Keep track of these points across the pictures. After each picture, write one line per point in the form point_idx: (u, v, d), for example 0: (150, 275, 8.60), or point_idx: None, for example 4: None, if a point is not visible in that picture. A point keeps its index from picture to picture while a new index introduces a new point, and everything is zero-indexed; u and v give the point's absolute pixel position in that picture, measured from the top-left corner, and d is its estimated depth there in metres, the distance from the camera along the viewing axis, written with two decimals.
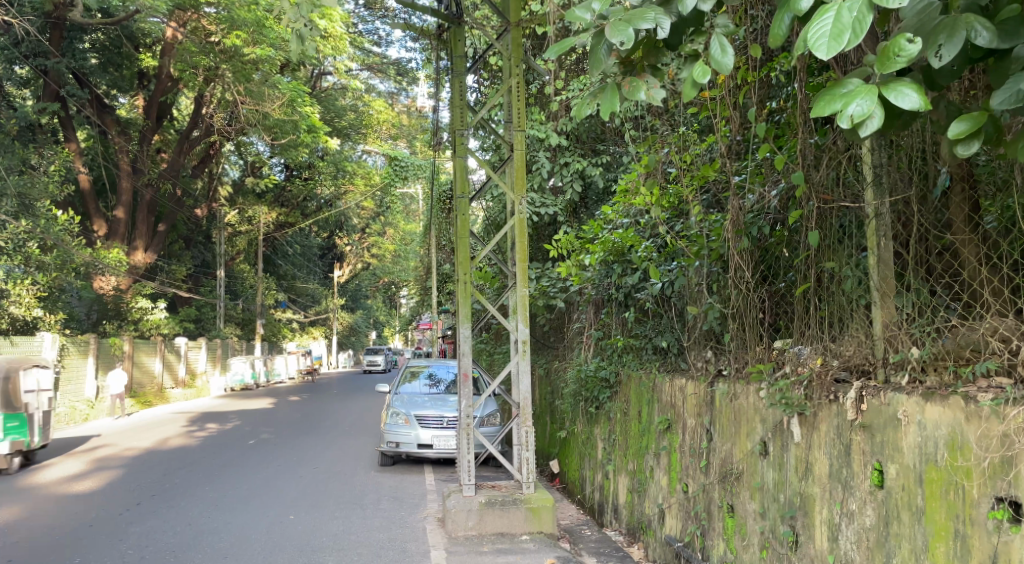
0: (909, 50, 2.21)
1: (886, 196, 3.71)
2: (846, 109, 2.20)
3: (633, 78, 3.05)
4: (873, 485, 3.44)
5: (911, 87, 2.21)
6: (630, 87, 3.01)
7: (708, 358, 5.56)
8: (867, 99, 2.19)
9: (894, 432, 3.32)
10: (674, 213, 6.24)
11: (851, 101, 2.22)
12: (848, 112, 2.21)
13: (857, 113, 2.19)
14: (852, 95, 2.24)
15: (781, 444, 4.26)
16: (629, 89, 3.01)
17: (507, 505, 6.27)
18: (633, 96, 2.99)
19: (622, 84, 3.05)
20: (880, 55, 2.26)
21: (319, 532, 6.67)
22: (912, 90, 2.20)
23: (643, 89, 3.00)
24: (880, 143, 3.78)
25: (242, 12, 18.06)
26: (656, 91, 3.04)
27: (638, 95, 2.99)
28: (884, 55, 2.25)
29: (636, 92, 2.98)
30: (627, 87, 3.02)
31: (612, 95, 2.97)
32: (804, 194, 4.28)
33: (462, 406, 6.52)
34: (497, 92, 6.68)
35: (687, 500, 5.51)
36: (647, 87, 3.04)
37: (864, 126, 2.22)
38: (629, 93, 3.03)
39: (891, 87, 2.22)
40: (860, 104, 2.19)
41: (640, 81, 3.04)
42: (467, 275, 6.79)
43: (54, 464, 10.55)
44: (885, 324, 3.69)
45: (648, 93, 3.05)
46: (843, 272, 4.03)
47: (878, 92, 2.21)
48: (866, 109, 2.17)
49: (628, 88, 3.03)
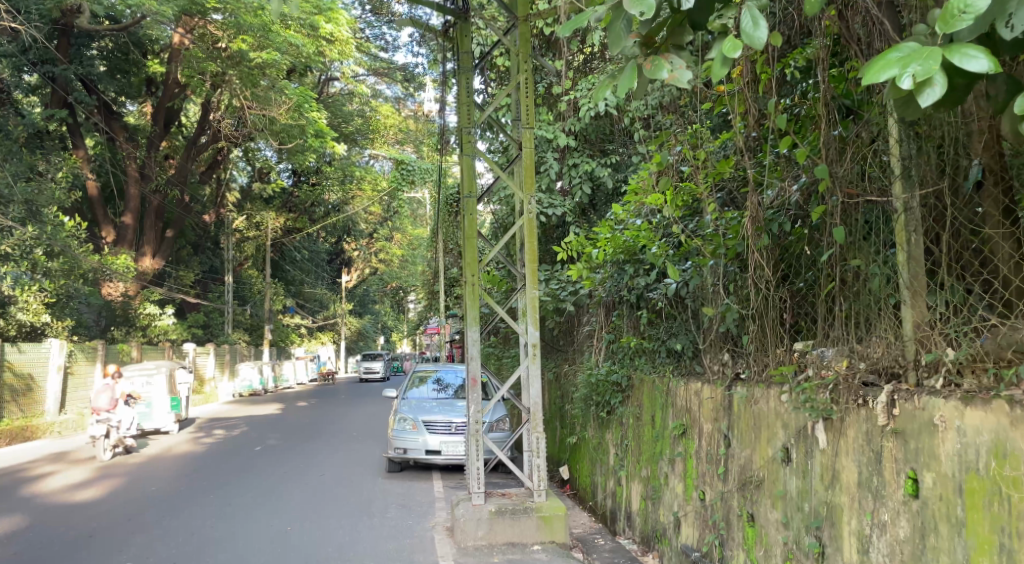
0: (976, 6, 2.05)
1: (915, 188, 3.53)
2: (906, 71, 2.05)
3: (656, 58, 2.88)
4: (907, 494, 3.25)
5: (981, 49, 2.05)
6: (652, 67, 2.83)
7: (725, 362, 5.36)
8: (928, 62, 2.05)
9: (930, 439, 3.14)
10: (687, 211, 6.08)
11: (910, 63, 2.07)
12: (908, 74, 2.05)
13: (917, 73, 2.04)
14: (912, 58, 2.09)
15: (805, 452, 4.07)
16: (651, 68, 2.84)
17: (518, 514, 6.08)
18: (655, 75, 2.82)
19: (644, 63, 2.89)
20: (941, 13, 2.11)
21: (324, 541, 6.49)
22: (981, 53, 2.04)
23: (665, 67, 2.82)
24: (907, 133, 3.60)
25: (248, 17, 17.80)
26: (681, 70, 2.86)
27: (660, 74, 2.82)
28: (945, 15, 2.10)
29: (657, 71, 2.81)
30: (649, 66, 2.85)
31: (631, 76, 2.81)
32: (826, 190, 4.11)
33: (470, 411, 6.32)
34: (506, 88, 6.50)
35: (704, 507, 5.31)
36: (672, 67, 2.86)
37: (924, 92, 2.08)
38: (651, 73, 2.85)
39: (957, 49, 2.07)
40: (922, 65, 2.04)
41: (663, 60, 2.86)
42: (474, 276, 6.63)
43: (129, 454, 12.36)
44: (916, 325, 3.50)
45: (671, 74, 2.87)
46: (871, 271, 3.82)
47: (941, 54, 2.07)
48: (927, 70, 2.03)
49: (649, 68, 2.87)
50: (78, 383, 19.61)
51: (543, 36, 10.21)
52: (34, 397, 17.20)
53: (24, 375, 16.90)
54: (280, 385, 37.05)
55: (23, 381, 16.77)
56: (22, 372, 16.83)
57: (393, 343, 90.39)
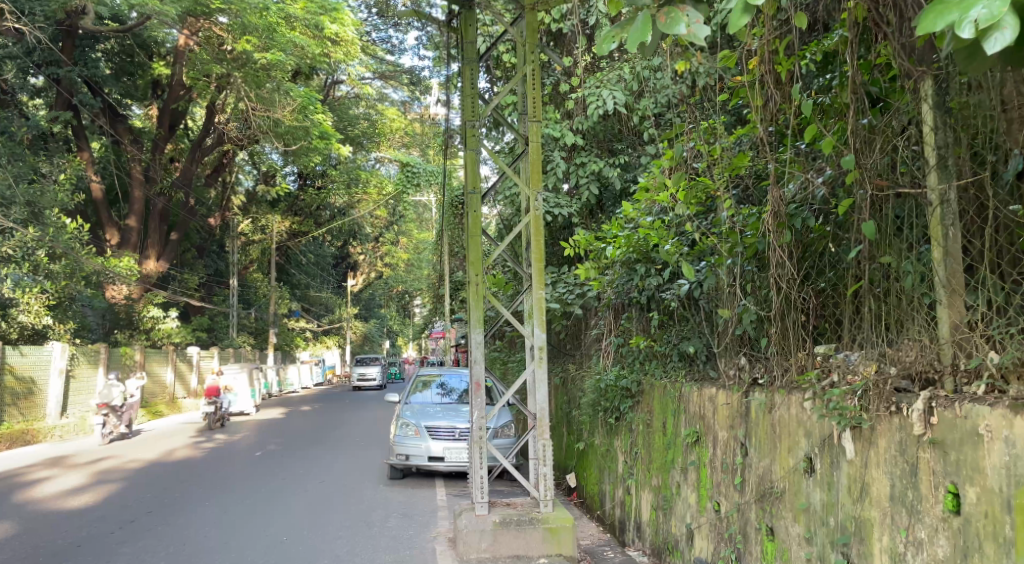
0: None
1: (952, 179, 3.30)
2: (968, 16, 1.96)
3: (672, 9, 2.85)
4: (946, 511, 3.01)
5: None
6: (667, 20, 2.82)
7: (741, 366, 5.07)
8: (997, 3, 1.93)
9: (973, 450, 2.89)
10: (702, 208, 5.83)
11: (975, 7, 1.97)
12: (972, 18, 1.96)
13: (982, 17, 1.94)
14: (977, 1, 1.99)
15: (829, 462, 3.81)
16: (666, 21, 2.82)
17: (523, 524, 5.83)
18: (670, 28, 2.80)
19: (658, 15, 2.86)
20: None
21: (321, 552, 6.24)
22: None
23: (682, 21, 2.80)
24: (944, 120, 3.37)
25: (253, 18, 17.55)
26: (699, 25, 2.82)
27: (676, 28, 2.80)
28: None
29: (673, 24, 2.79)
30: (664, 19, 2.83)
31: (642, 27, 2.82)
32: (854, 183, 3.84)
33: (474, 417, 6.07)
34: (513, 79, 6.24)
35: (719, 520, 5.05)
36: (688, 20, 2.82)
37: (989, 38, 1.96)
38: (666, 27, 2.83)
39: None
40: (987, 8, 1.94)
41: (680, 12, 2.83)
42: (478, 276, 6.32)
43: (129, 457, 12.47)
44: (953, 326, 3.26)
45: (690, 29, 2.84)
46: (903, 269, 3.55)
47: None
48: (994, 12, 1.92)
49: (665, 22, 2.85)
50: (81, 386, 19.46)
51: (550, 32, 10.01)
52: (36, 401, 17.06)
53: (25, 378, 16.73)
54: (284, 389, 36.89)
55: (23, 385, 16.54)
56: (23, 375, 16.61)
57: (399, 346, 90.29)
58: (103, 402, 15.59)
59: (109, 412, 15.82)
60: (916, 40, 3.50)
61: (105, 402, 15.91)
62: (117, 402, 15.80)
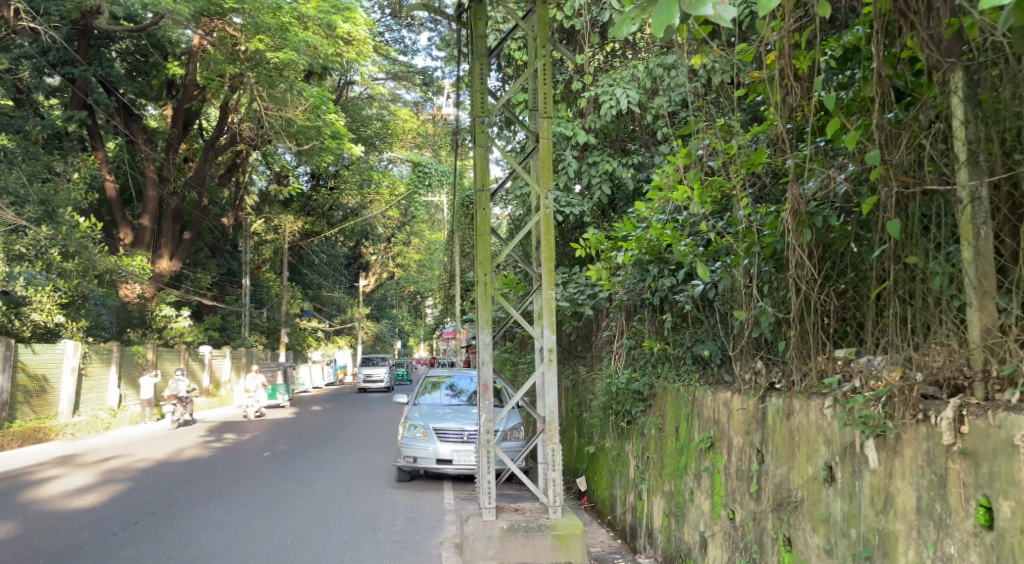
0: None
1: (985, 175, 3.15)
2: None
3: None
4: (978, 525, 2.86)
5: None
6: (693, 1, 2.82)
7: (758, 370, 4.90)
8: None
9: (1008, 461, 2.75)
10: (717, 207, 5.66)
11: None
12: None
13: None
14: None
15: (851, 471, 3.65)
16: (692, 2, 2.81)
17: (532, 531, 5.70)
18: (697, 9, 2.80)
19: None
20: None
21: (323, 557, 6.12)
22: None
23: (708, 2, 2.82)
24: (975, 114, 3.22)
25: (265, 17, 17.58)
26: (724, 7, 2.87)
27: (705, 10, 2.81)
28: None
29: (700, 5, 2.79)
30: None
31: (669, 8, 2.82)
32: (878, 180, 3.68)
33: (481, 419, 5.94)
34: (524, 73, 6.09)
35: (734, 529, 4.89)
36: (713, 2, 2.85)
37: None
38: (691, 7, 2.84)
39: None
40: None
41: None
42: (486, 275, 6.18)
43: (138, 456, 12.45)
44: (984, 330, 3.11)
45: (713, 9, 2.88)
46: (930, 270, 3.40)
47: None
48: None
49: (690, 3, 2.86)
50: (93, 384, 19.48)
51: (563, 28, 9.86)
52: (48, 399, 17.09)
53: (38, 376, 16.73)
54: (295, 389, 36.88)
55: (36, 382, 16.55)
56: (36, 373, 16.59)
57: (410, 348, 90.34)
58: (173, 395, 19.01)
59: (176, 402, 19.26)
60: (942, 31, 3.35)
61: (173, 394, 19.35)
62: (183, 395, 19.19)
